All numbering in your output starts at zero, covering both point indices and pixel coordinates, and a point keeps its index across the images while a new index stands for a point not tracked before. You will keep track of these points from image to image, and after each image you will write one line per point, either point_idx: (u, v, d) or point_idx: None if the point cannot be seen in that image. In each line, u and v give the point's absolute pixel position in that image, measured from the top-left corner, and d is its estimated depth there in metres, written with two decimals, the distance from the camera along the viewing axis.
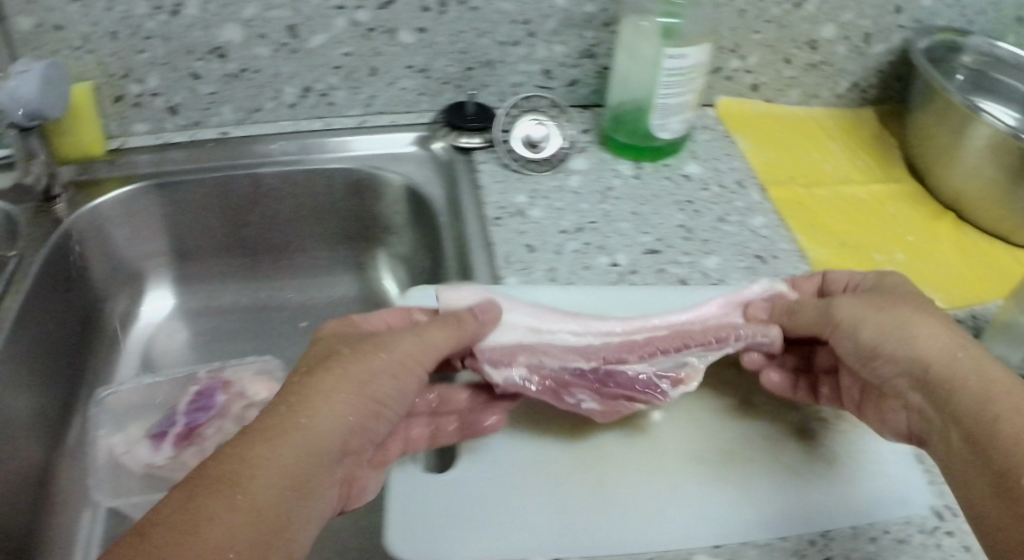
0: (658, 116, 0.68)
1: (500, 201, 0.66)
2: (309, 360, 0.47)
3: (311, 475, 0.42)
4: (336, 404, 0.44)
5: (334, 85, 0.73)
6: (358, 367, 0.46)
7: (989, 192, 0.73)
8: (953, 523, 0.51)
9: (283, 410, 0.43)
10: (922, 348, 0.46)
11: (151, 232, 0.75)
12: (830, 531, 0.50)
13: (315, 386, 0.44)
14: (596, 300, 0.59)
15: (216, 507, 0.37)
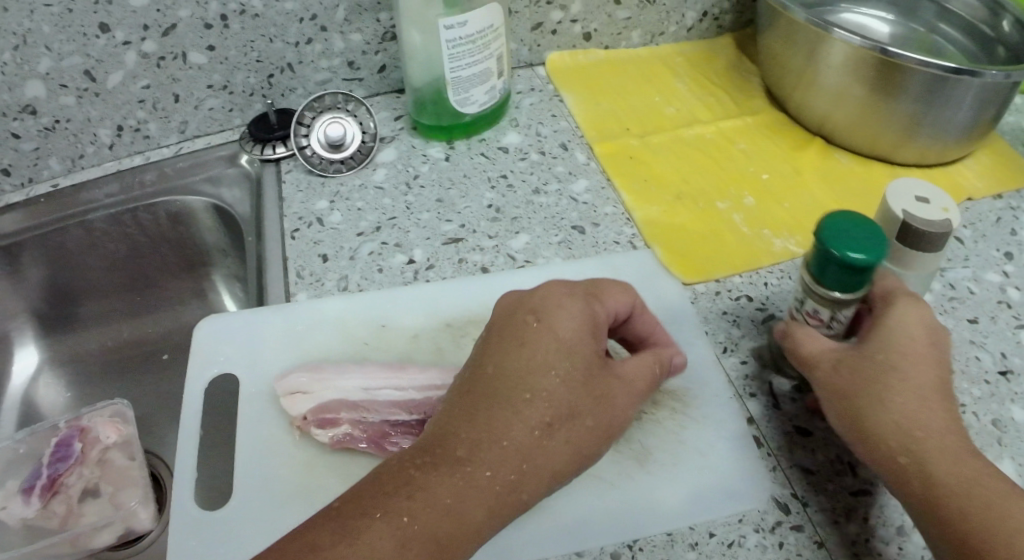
0: (455, 92, 0.64)
1: (301, 210, 0.64)
2: (503, 341, 0.46)
3: (502, 501, 0.41)
4: (546, 447, 0.42)
5: (144, 119, 0.72)
6: (575, 403, 0.43)
7: (855, 111, 0.68)
8: (798, 516, 0.47)
9: (480, 421, 0.43)
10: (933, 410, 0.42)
11: (6, 293, 0.74)
12: (638, 542, 0.47)
13: (521, 408, 0.43)
14: (384, 307, 0.57)
15: (384, 530, 0.38)
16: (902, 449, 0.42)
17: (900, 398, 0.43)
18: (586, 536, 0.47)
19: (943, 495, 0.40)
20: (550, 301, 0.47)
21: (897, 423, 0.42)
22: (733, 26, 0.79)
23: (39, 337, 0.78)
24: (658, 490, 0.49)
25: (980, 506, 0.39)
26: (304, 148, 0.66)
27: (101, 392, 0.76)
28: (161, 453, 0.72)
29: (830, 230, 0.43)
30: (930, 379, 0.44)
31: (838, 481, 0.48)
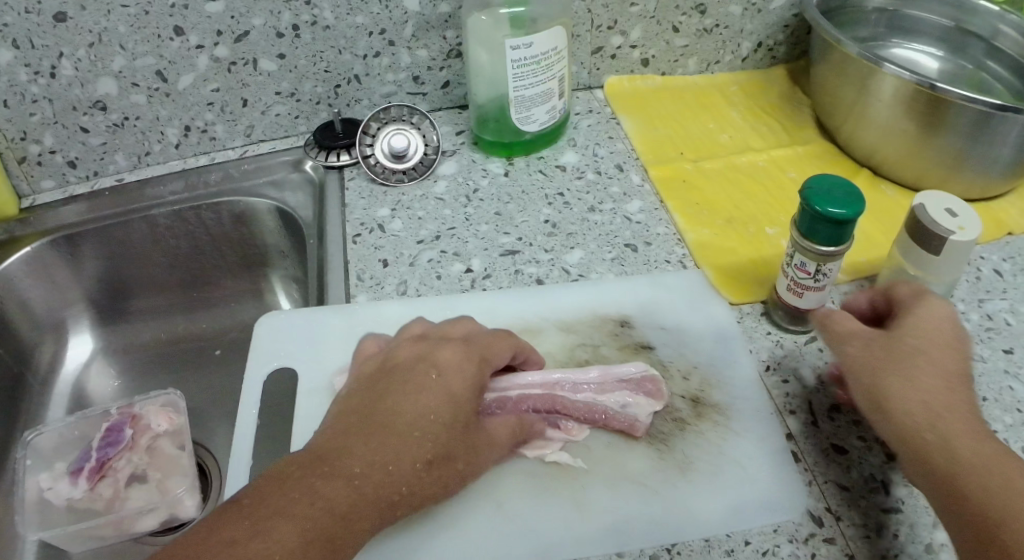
0: (518, 110, 0.66)
1: (363, 216, 0.66)
2: (406, 384, 0.48)
3: (386, 515, 0.43)
4: (419, 478, 0.45)
5: (212, 121, 0.75)
6: (450, 447, 0.46)
7: (906, 145, 0.69)
8: (830, 529, 0.48)
9: (367, 446, 0.44)
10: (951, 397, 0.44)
11: (66, 280, 0.77)
12: (677, 546, 0.48)
13: (405, 440, 0.45)
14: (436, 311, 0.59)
15: (297, 515, 0.39)
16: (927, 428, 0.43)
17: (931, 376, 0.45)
18: (627, 538, 0.48)
19: (936, 459, 0.42)
20: (428, 350, 0.50)
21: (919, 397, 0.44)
22: (787, 58, 0.80)
23: (94, 326, 0.80)
24: (697, 498, 0.50)
25: (974, 472, 0.40)
26: (368, 157, 0.68)
27: (151, 383, 0.78)
28: (207, 445, 0.73)
29: (813, 191, 0.52)
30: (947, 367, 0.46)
31: (872, 498, 0.49)
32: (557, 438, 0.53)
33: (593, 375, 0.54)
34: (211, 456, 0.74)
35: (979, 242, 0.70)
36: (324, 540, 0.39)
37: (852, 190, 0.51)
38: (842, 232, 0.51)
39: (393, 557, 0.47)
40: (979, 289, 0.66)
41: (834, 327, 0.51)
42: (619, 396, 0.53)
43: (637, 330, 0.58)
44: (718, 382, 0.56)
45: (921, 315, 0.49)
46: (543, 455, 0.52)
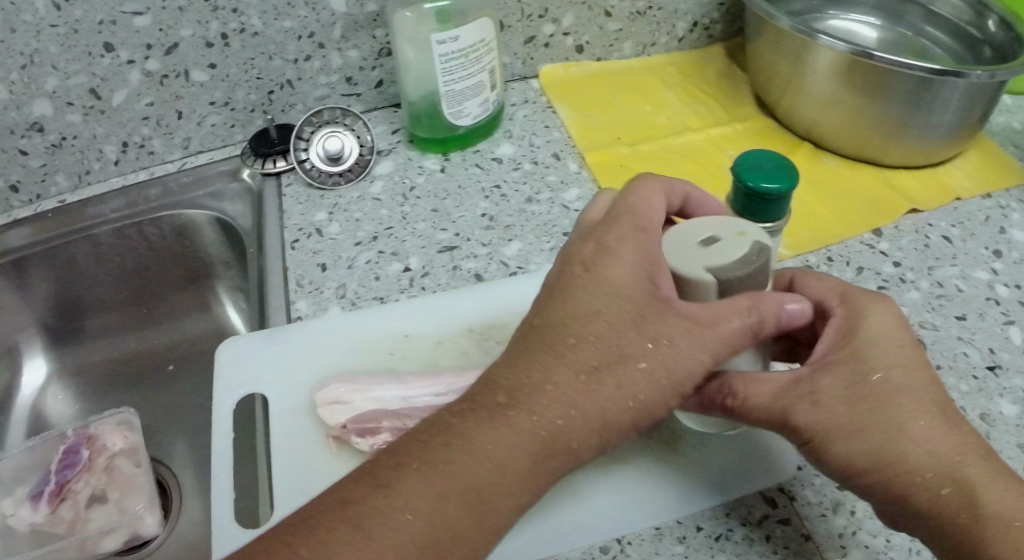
0: (450, 104, 0.65)
1: (300, 222, 0.66)
2: (553, 311, 0.42)
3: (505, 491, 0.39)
4: (545, 436, 0.39)
5: (149, 135, 0.74)
6: (592, 396, 0.40)
7: (842, 115, 0.70)
8: (786, 510, 0.51)
9: (471, 422, 0.40)
10: (901, 437, 0.41)
11: (15, 306, 0.76)
12: (627, 536, 0.51)
13: (513, 406, 0.40)
14: (402, 319, 0.58)
15: (388, 513, 0.37)
16: (949, 482, 0.41)
17: (924, 421, 0.41)
18: (587, 529, 0.51)
19: (992, 530, 0.40)
20: (616, 237, 0.44)
21: (927, 450, 0.41)
22: (724, 36, 0.80)
23: (48, 348, 0.79)
24: (659, 486, 0.53)
25: (996, 516, 0.40)
26: (304, 162, 0.68)
27: (109, 402, 0.77)
28: (168, 461, 0.73)
29: (742, 168, 0.57)
30: (933, 398, 0.42)
31: (826, 476, 0.52)
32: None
33: None
34: (170, 471, 0.74)
35: (925, 209, 0.70)
36: (437, 535, 0.37)
37: (781, 162, 0.57)
38: (777, 205, 0.56)
39: None
40: (927, 256, 0.66)
41: (748, 407, 0.43)
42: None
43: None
44: None
45: (870, 351, 0.43)
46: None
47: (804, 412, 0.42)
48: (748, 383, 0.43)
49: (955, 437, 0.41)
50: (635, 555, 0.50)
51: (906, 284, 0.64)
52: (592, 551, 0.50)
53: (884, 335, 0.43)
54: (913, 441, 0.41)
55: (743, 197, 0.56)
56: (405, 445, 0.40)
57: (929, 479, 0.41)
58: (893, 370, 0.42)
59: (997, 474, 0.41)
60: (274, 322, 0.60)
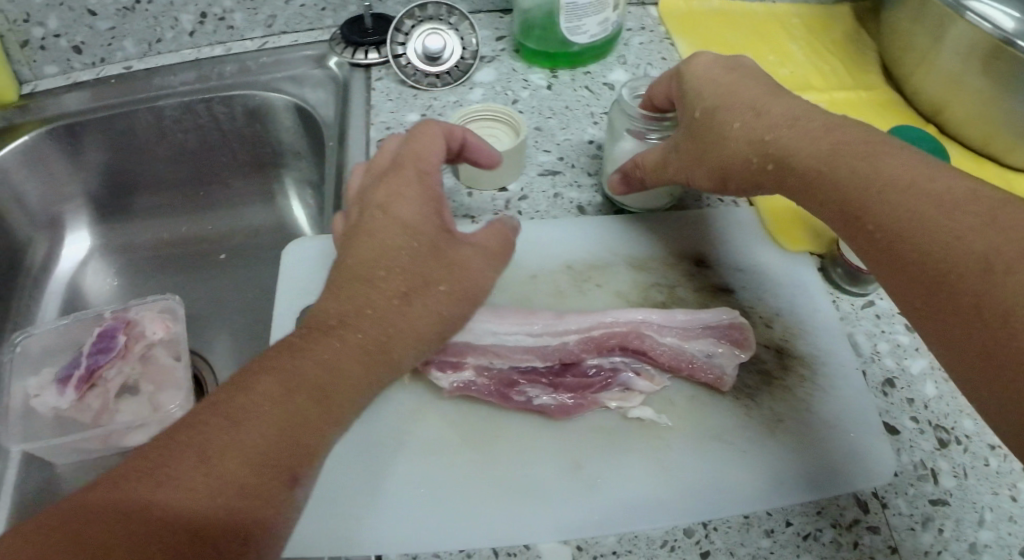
0: (568, 18, 0.60)
1: (389, 120, 0.61)
2: (356, 233, 0.45)
3: (320, 363, 0.40)
4: (337, 317, 0.41)
5: (230, 9, 0.69)
6: (387, 273, 0.43)
7: (976, 99, 0.62)
8: (876, 517, 0.45)
9: (308, 345, 0.41)
10: (731, 137, 0.46)
11: (64, 174, 0.72)
12: (713, 521, 0.44)
13: (375, 284, 0.43)
14: None
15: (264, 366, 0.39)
16: (771, 158, 0.45)
17: (738, 123, 0.46)
18: (665, 511, 0.44)
19: (814, 180, 0.43)
20: (401, 184, 0.46)
21: (745, 142, 0.46)
22: None
23: (93, 223, 0.76)
24: (751, 473, 0.46)
25: (820, 164, 0.43)
26: (398, 57, 0.63)
27: (150, 287, 0.74)
28: (208, 358, 0.68)
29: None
30: (749, 98, 0.47)
31: (919, 487, 0.46)
32: (638, 390, 0.49)
33: (677, 319, 0.51)
34: (210, 370, 0.69)
35: None
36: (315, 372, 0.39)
37: None
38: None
39: (472, 502, 0.44)
40: None
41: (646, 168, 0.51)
42: (707, 343, 0.49)
43: (715, 271, 0.55)
44: (801, 330, 0.52)
45: (710, 97, 0.48)
46: (623, 409, 0.48)
47: (674, 163, 0.50)
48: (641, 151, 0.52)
49: (769, 119, 0.46)
50: (719, 544, 0.44)
51: None
52: (673, 531, 0.44)
53: (749, 102, 0.47)
54: (730, 139, 0.46)
55: None
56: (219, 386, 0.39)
57: (758, 165, 0.45)
58: (706, 90, 0.48)
59: (808, 133, 0.44)
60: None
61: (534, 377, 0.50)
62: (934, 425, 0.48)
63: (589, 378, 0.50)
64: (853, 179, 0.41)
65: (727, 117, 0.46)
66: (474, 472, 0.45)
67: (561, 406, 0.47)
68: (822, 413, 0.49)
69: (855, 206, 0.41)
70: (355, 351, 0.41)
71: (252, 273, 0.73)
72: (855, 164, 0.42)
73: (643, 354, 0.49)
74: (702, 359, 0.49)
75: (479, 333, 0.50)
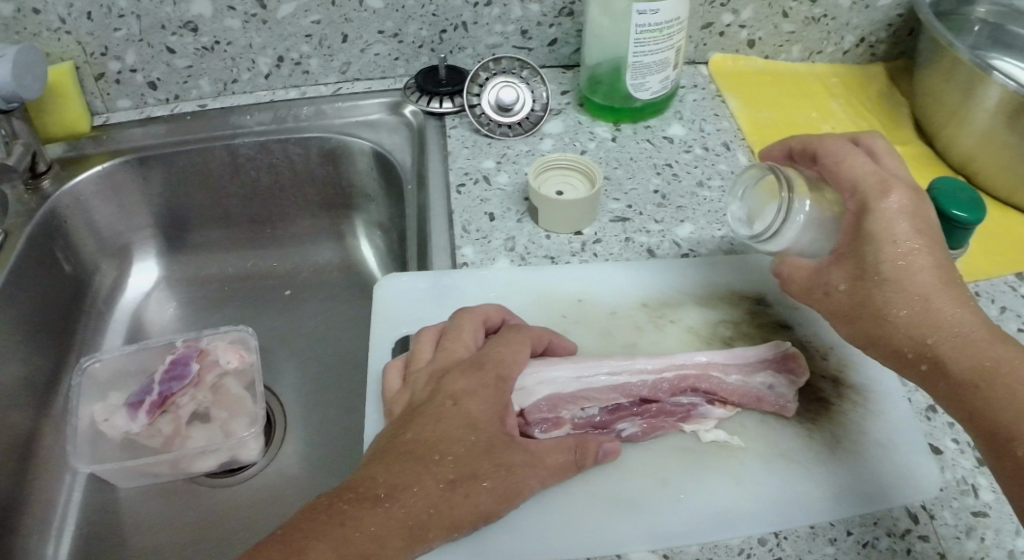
0: (634, 76, 0.66)
1: (467, 166, 0.66)
2: (420, 418, 0.46)
3: (379, 542, 0.40)
4: (391, 490, 0.42)
5: (307, 54, 0.73)
6: (430, 454, 0.44)
7: (1002, 153, 0.68)
8: (927, 527, 0.50)
9: (356, 513, 0.41)
10: (898, 324, 0.47)
11: (134, 205, 0.75)
12: (783, 531, 0.49)
13: (430, 465, 0.43)
14: (574, 283, 0.60)
15: (324, 537, 0.39)
16: (926, 357, 0.46)
17: (904, 310, 0.46)
18: (738, 521, 0.49)
19: (970, 393, 0.44)
20: (475, 385, 0.48)
21: (905, 335, 0.46)
22: (887, 56, 0.81)
23: (159, 254, 0.79)
24: (810, 487, 0.51)
25: (979, 373, 0.44)
26: (474, 107, 0.68)
27: (215, 318, 0.76)
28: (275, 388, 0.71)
29: (940, 191, 0.58)
30: (931, 277, 0.46)
31: (963, 500, 0.51)
32: (712, 417, 0.55)
33: (739, 356, 0.56)
34: (274, 400, 0.72)
35: None
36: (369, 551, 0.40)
37: (978, 198, 0.57)
38: (958, 234, 0.58)
39: (566, 513, 0.50)
40: None
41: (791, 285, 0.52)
42: (767, 378, 0.55)
43: (774, 309, 0.60)
44: (855, 362, 0.58)
45: (865, 250, 0.48)
46: (699, 433, 0.54)
47: (821, 299, 0.50)
48: (788, 266, 0.52)
49: (937, 317, 0.46)
50: (790, 551, 0.49)
51: None
52: (748, 540, 0.49)
53: (918, 283, 0.46)
54: (893, 325, 0.47)
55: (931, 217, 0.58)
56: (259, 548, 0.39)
57: (909, 355, 0.47)
58: (883, 252, 0.47)
59: (969, 343, 0.45)
60: (439, 266, 0.60)
61: (621, 412, 0.55)
62: (974, 446, 0.53)
63: (670, 410, 0.55)
64: (1009, 395, 0.43)
65: (890, 305, 0.47)
66: (571, 490, 0.51)
67: (644, 430, 0.54)
68: (873, 434, 0.54)
69: (1004, 432, 0.42)
70: (407, 532, 0.41)
71: (316, 310, 0.76)
72: (1013, 388, 0.43)
73: (713, 393, 0.55)
74: (766, 393, 0.55)
75: (565, 380, 0.54)
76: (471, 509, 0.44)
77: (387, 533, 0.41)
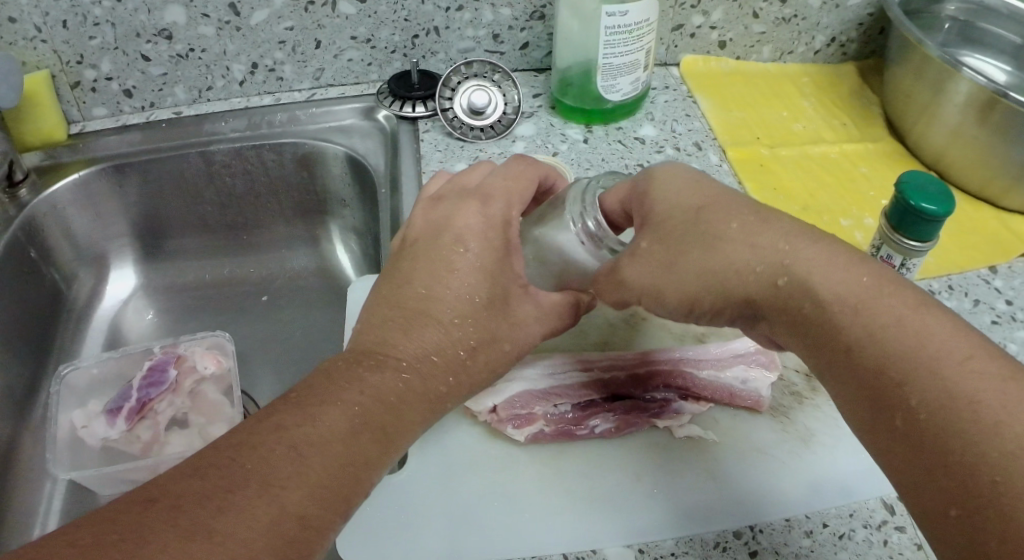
0: (604, 77, 0.66)
1: (439, 169, 0.66)
2: (428, 262, 0.46)
3: (395, 402, 0.42)
4: (407, 352, 0.44)
5: (281, 60, 0.73)
6: (442, 312, 0.45)
7: (971, 148, 0.69)
8: (902, 518, 0.50)
9: (370, 376, 0.42)
10: (733, 252, 0.43)
11: (111, 212, 0.75)
12: (759, 524, 0.50)
13: (446, 328, 0.45)
14: None
15: (341, 396, 0.40)
16: (781, 273, 0.41)
17: (735, 225, 0.43)
18: (713, 514, 0.50)
19: (831, 317, 0.40)
20: (485, 218, 0.48)
21: (744, 251, 0.42)
22: (857, 56, 0.82)
23: (137, 261, 0.79)
24: (783, 479, 0.52)
25: (841, 301, 0.39)
26: (447, 111, 0.69)
27: (192, 324, 0.77)
28: (254, 393, 0.71)
29: (908, 184, 0.57)
30: (742, 203, 0.44)
31: None
32: (687, 412, 0.55)
33: (711, 351, 0.58)
34: (253, 406, 0.72)
35: None
36: (383, 412, 0.41)
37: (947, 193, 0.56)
38: (926, 228, 0.56)
39: (544, 510, 0.50)
40: None
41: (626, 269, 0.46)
42: (741, 371, 0.56)
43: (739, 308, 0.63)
44: None
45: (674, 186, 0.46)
46: (673, 428, 0.55)
47: (629, 266, 0.46)
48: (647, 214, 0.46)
49: (771, 234, 0.42)
50: (766, 544, 0.49)
51: (1018, 322, 0.61)
52: (724, 533, 0.49)
53: (737, 204, 0.44)
54: (726, 249, 0.43)
55: (900, 210, 0.57)
56: (272, 409, 0.39)
57: (762, 277, 0.42)
58: (684, 195, 0.45)
59: (827, 259, 0.41)
60: None
61: (595, 409, 0.55)
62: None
63: (644, 404, 0.56)
64: (889, 330, 0.38)
65: (722, 221, 0.43)
66: (548, 489, 0.52)
67: (618, 426, 0.54)
68: (846, 428, 0.55)
69: (891, 370, 0.37)
70: (417, 391, 0.43)
71: (294, 316, 0.76)
72: (897, 314, 0.38)
73: (686, 387, 0.56)
74: (738, 387, 0.56)
75: (536, 376, 0.56)
76: (477, 371, 0.46)
77: (402, 396, 0.42)
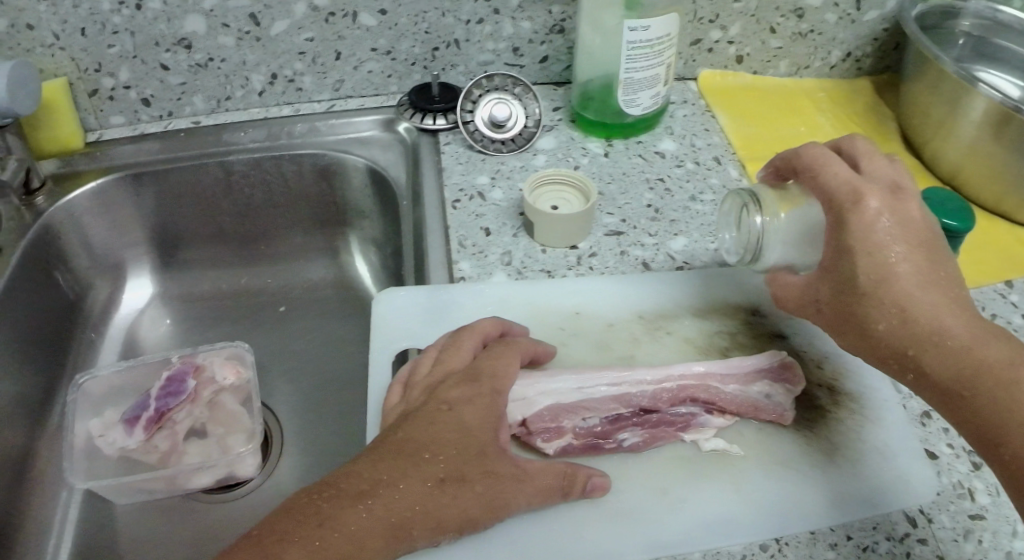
0: (625, 92, 0.67)
1: (461, 182, 0.68)
2: (414, 421, 0.47)
3: (368, 543, 0.41)
4: (389, 486, 0.43)
5: (301, 72, 0.73)
6: (414, 441, 0.45)
7: (988, 163, 0.69)
8: (924, 530, 0.51)
9: (336, 513, 0.41)
10: (871, 326, 0.47)
11: (128, 220, 0.75)
12: (784, 537, 0.50)
13: (418, 464, 0.44)
14: (570, 297, 0.61)
15: (315, 533, 0.40)
16: (906, 357, 0.47)
17: (883, 325, 0.47)
18: (739, 528, 0.50)
19: (954, 391, 0.45)
20: (469, 394, 0.49)
21: (878, 332, 0.47)
22: (872, 70, 0.82)
23: (154, 270, 0.79)
24: (815, 497, 0.52)
25: (957, 377, 0.45)
26: (468, 124, 0.70)
27: (209, 334, 0.76)
28: (271, 404, 0.71)
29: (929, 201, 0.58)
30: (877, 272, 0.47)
31: (960, 503, 0.52)
32: (711, 426, 0.56)
33: (731, 366, 0.58)
34: (272, 417, 0.72)
35: None
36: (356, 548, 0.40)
37: (967, 208, 0.58)
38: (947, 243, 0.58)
39: (570, 523, 0.51)
40: None
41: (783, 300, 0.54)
42: (764, 386, 0.56)
43: (767, 319, 0.62)
44: (852, 372, 0.59)
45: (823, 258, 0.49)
46: (698, 442, 0.55)
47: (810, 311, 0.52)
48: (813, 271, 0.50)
49: (914, 309, 0.46)
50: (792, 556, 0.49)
51: None
52: (749, 547, 0.50)
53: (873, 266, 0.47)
54: (861, 325, 0.48)
55: None
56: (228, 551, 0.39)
57: (888, 354, 0.47)
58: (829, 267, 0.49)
59: (952, 347, 0.45)
60: (436, 281, 0.61)
61: (622, 422, 0.56)
62: (969, 450, 0.55)
63: (671, 419, 0.56)
64: (994, 399, 0.43)
65: (860, 300, 0.47)
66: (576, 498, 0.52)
67: (645, 439, 0.55)
68: (870, 441, 0.55)
69: (999, 438, 0.42)
70: (392, 522, 0.42)
71: (310, 327, 0.77)
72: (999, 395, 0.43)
73: (712, 402, 0.56)
74: (764, 401, 0.56)
75: (565, 391, 0.56)
76: (457, 513, 0.44)
77: (371, 536, 0.41)
